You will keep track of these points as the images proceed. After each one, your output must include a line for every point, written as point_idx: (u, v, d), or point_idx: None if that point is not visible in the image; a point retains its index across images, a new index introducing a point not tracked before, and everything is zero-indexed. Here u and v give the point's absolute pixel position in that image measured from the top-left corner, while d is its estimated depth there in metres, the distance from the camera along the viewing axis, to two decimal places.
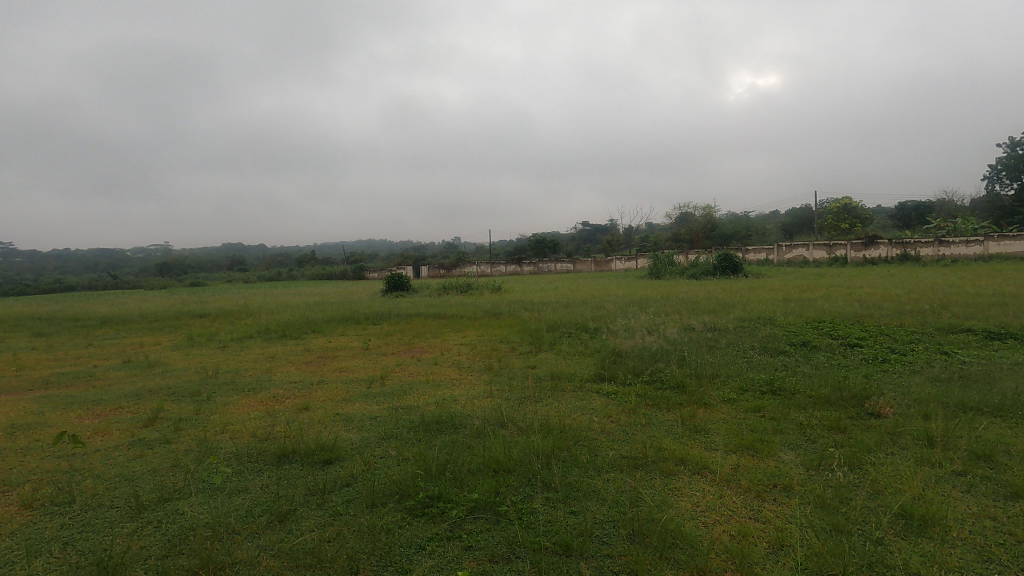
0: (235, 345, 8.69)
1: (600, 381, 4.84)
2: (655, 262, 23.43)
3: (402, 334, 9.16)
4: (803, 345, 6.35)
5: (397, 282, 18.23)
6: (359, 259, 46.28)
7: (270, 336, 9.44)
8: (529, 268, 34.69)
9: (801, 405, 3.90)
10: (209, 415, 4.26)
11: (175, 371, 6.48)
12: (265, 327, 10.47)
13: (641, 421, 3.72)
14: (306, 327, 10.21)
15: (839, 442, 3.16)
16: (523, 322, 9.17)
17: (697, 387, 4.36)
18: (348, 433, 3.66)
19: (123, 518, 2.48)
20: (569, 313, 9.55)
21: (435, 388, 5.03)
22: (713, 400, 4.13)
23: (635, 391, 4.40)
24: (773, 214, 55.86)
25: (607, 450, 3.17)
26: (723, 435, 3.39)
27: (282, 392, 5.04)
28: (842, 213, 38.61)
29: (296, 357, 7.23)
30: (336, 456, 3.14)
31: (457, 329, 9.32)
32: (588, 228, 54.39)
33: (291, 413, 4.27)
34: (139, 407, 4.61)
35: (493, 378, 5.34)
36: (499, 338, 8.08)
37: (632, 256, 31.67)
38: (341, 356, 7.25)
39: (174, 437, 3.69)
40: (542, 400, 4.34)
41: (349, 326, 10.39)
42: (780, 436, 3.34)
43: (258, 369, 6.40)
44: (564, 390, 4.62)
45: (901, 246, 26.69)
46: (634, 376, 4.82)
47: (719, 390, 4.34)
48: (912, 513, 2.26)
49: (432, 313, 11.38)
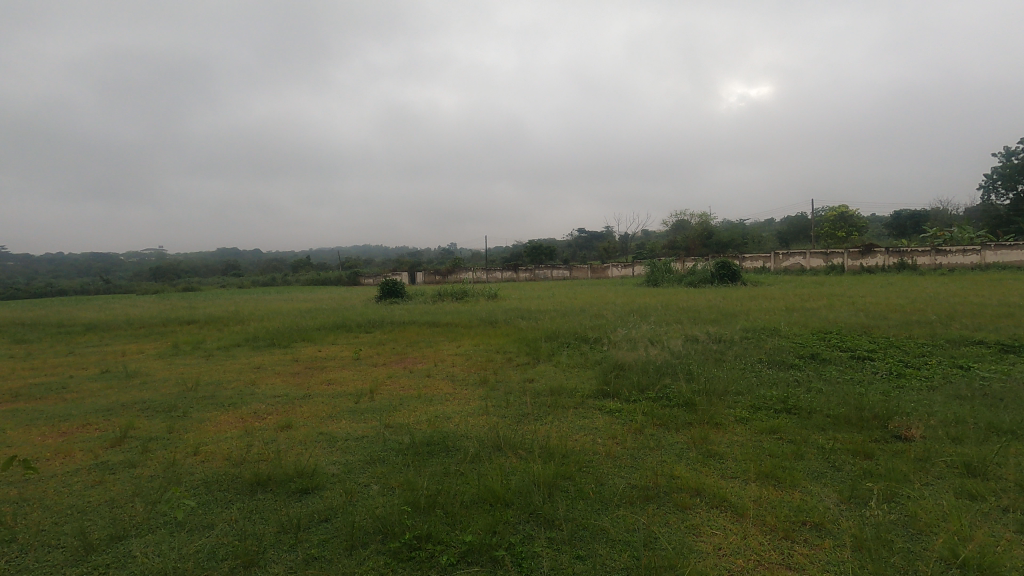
0: (220, 354, 8.36)
1: (602, 397, 4.56)
2: (653, 269, 23.20)
3: (395, 344, 8.85)
4: (812, 358, 6.08)
5: (391, 288, 17.91)
6: (355, 264, 45.93)
7: (259, 344, 9.12)
8: (526, 275, 34.44)
9: (821, 426, 3.62)
10: (182, 434, 3.94)
11: (154, 382, 6.16)
12: (254, 334, 10.16)
13: (650, 444, 3.44)
14: (296, 336, 9.88)
15: (868, 470, 2.89)
16: (520, 332, 8.87)
17: (707, 405, 4.08)
18: (331, 455, 3.36)
19: (67, 562, 2.18)
20: (568, 322, 9.26)
21: (428, 403, 4.73)
22: (725, 419, 3.85)
23: (641, 409, 4.12)
24: (769, 222, 55.88)
25: (614, 478, 2.88)
26: (740, 461, 3.11)
27: (263, 407, 4.73)
28: (839, 221, 38.58)
29: (282, 368, 6.92)
30: (316, 484, 2.84)
31: (452, 339, 9.02)
32: (585, 235, 54.27)
33: (271, 432, 3.97)
34: (108, 424, 4.29)
35: (489, 393, 5.04)
36: (496, 348, 7.79)
37: (629, 263, 31.47)
38: (330, 366, 6.94)
39: (139, 460, 3.38)
40: (542, 419, 4.05)
41: (340, 335, 10.07)
42: (803, 463, 3.05)
43: (242, 380, 6.09)
44: (565, 407, 4.34)
45: (898, 255, 26.58)
46: (639, 393, 4.53)
47: (731, 409, 4.06)
48: (965, 562, 1.99)
49: (427, 321, 11.08)
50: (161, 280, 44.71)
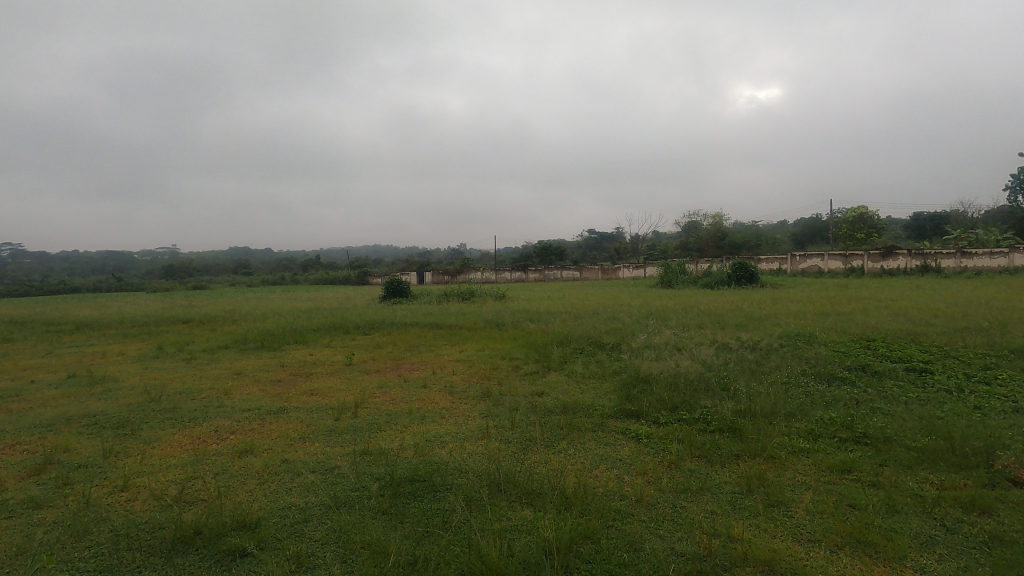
0: (203, 357, 7.71)
1: (625, 418, 3.83)
2: (665, 269, 22.41)
3: (393, 347, 8.17)
4: (862, 370, 5.31)
5: (395, 287, 17.26)
6: (364, 264, 45.29)
7: (247, 347, 8.47)
8: (535, 275, 33.74)
9: (905, 463, 2.88)
10: (120, 461, 3.27)
11: (119, 389, 5.51)
12: (244, 336, 9.51)
13: (691, 484, 2.72)
14: (289, 337, 9.23)
15: (994, 535, 2.15)
16: (528, 335, 8.15)
17: (756, 432, 3.34)
18: (289, 496, 2.67)
19: None
20: (580, 326, 8.52)
21: (418, 422, 4.02)
22: (780, 450, 3.12)
23: (675, 435, 3.39)
24: (783, 224, 54.81)
25: (651, 540, 2.17)
26: (814, 513, 2.38)
27: (227, 424, 4.04)
28: (858, 222, 37.50)
29: (266, 374, 6.25)
30: (257, 545, 2.16)
31: (454, 342, 8.32)
32: (595, 236, 53.60)
33: (226, 459, 3.29)
34: (39, 445, 3.61)
35: (491, 410, 4.33)
36: (501, 354, 7.08)
37: (640, 264, 30.72)
38: (318, 372, 6.26)
39: (49, 497, 2.70)
40: (553, 448, 3.33)
41: (337, 337, 9.41)
42: (901, 520, 2.32)
43: (215, 389, 5.42)
44: (582, 432, 3.62)
45: (921, 257, 25.58)
46: (669, 414, 3.80)
47: (786, 437, 3.33)
48: None
49: (429, 322, 10.40)
50: (169, 278, 44.52)
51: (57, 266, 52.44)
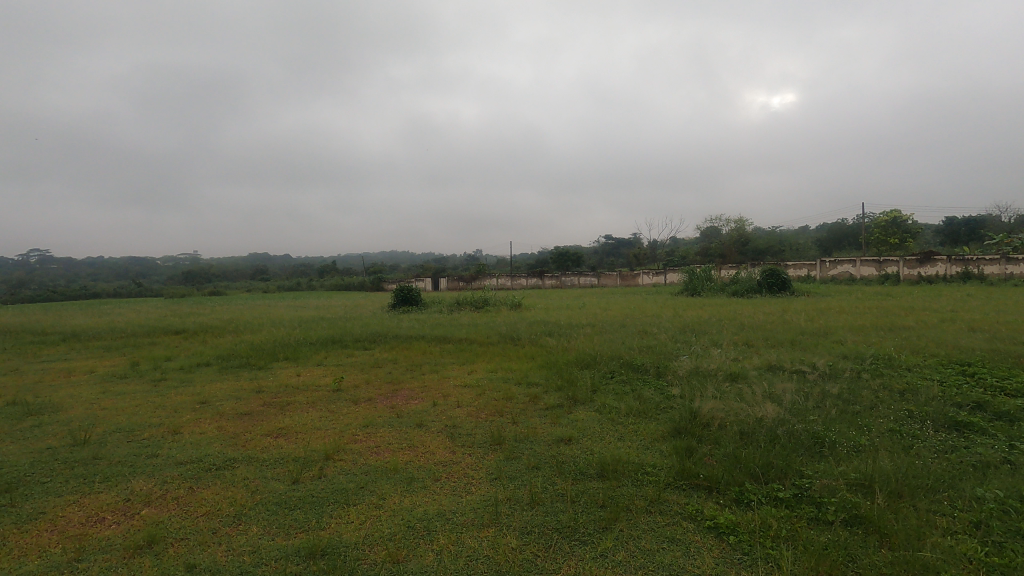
0: (176, 378, 6.72)
1: (692, 492, 2.73)
2: (690, 276, 21.22)
3: (392, 367, 7.13)
4: (979, 409, 4.14)
5: (405, 295, 16.27)
6: (377, 270, 44.51)
7: (230, 366, 7.49)
8: (552, 282, 32.67)
9: None
10: None
11: (50, 425, 4.51)
12: (230, 351, 8.53)
13: None
14: (280, 353, 8.25)
15: None
16: (548, 354, 7.04)
17: (902, 528, 2.22)
18: None
19: None
20: (608, 343, 7.40)
21: (403, 490, 2.96)
22: (954, 565, 2.00)
23: (776, 529, 2.28)
24: (805, 230, 53.24)
25: None
26: None
27: (148, 487, 3.01)
28: (889, 227, 35.90)
29: (234, 403, 5.23)
30: None
31: (462, 361, 7.26)
32: (611, 243, 52.42)
33: (113, 561, 2.25)
34: None
35: (503, 468, 3.26)
36: (517, 377, 6.00)
37: (661, 270, 29.50)
38: (297, 401, 5.23)
39: None
40: (595, 550, 2.24)
41: (332, 353, 8.39)
42: None
43: (164, 426, 4.42)
44: (634, 515, 2.53)
45: (961, 263, 24.16)
46: (754, 486, 2.69)
47: (950, 537, 2.20)
48: None
49: (436, 335, 9.36)
50: (184, 284, 44.32)
51: (79, 270, 53.18)
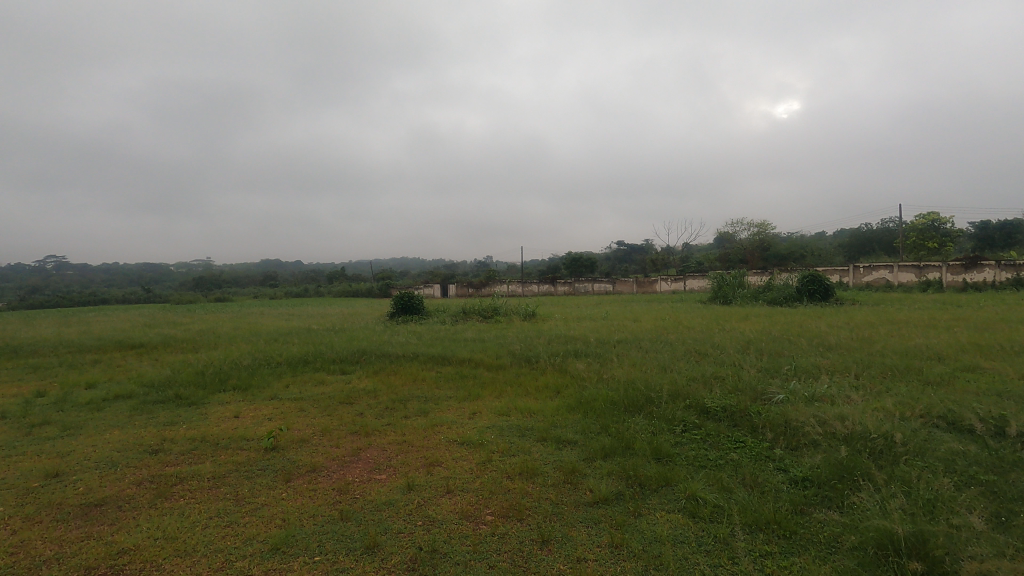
0: (64, 421, 4.83)
1: None
2: (717, 282, 19.14)
3: (366, 405, 5.18)
4: None
5: (405, 303, 14.33)
6: (383, 275, 42.85)
7: (152, 400, 5.59)
8: (563, 287, 30.70)
9: None
10: None
11: None
12: (167, 376, 6.62)
13: None
14: (227, 381, 6.32)
15: None
16: (580, 388, 5.06)
17: None
18: None
19: None
20: (660, 370, 5.43)
21: None
22: None
23: None
24: (825, 235, 50.73)
25: None
26: None
27: None
28: (924, 232, 33.44)
29: (97, 478, 3.31)
30: None
31: (462, 395, 5.30)
32: (624, 249, 50.39)
33: None
34: None
35: None
36: (539, 427, 4.04)
37: (680, 276, 27.35)
38: (195, 476, 3.30)
39: None
40: None
41: (296, 381, 6.46)
42: None
43: None
44: None
45: (1014, 269, 21.49)
46: None
47: None
48: None
49: (432, 355, 7.41)
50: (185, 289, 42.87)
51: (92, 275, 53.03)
